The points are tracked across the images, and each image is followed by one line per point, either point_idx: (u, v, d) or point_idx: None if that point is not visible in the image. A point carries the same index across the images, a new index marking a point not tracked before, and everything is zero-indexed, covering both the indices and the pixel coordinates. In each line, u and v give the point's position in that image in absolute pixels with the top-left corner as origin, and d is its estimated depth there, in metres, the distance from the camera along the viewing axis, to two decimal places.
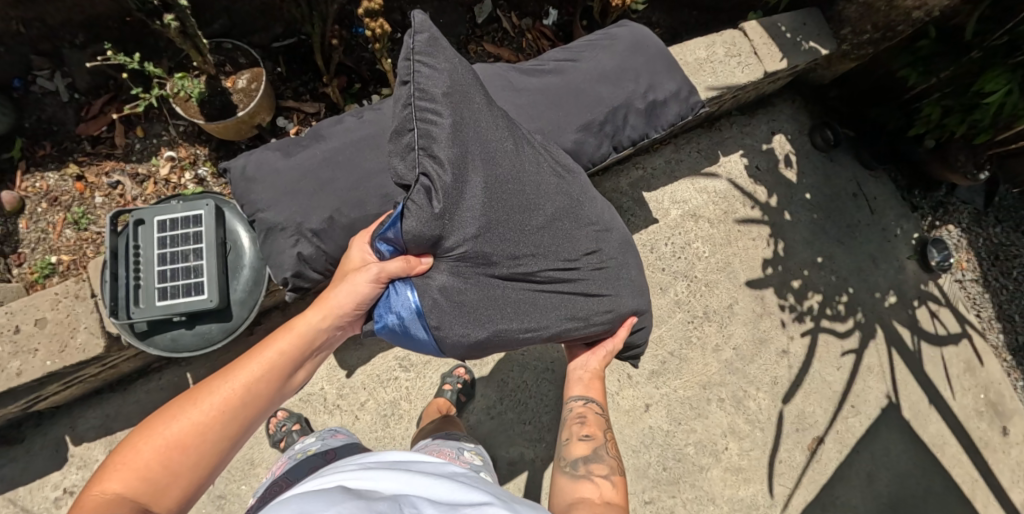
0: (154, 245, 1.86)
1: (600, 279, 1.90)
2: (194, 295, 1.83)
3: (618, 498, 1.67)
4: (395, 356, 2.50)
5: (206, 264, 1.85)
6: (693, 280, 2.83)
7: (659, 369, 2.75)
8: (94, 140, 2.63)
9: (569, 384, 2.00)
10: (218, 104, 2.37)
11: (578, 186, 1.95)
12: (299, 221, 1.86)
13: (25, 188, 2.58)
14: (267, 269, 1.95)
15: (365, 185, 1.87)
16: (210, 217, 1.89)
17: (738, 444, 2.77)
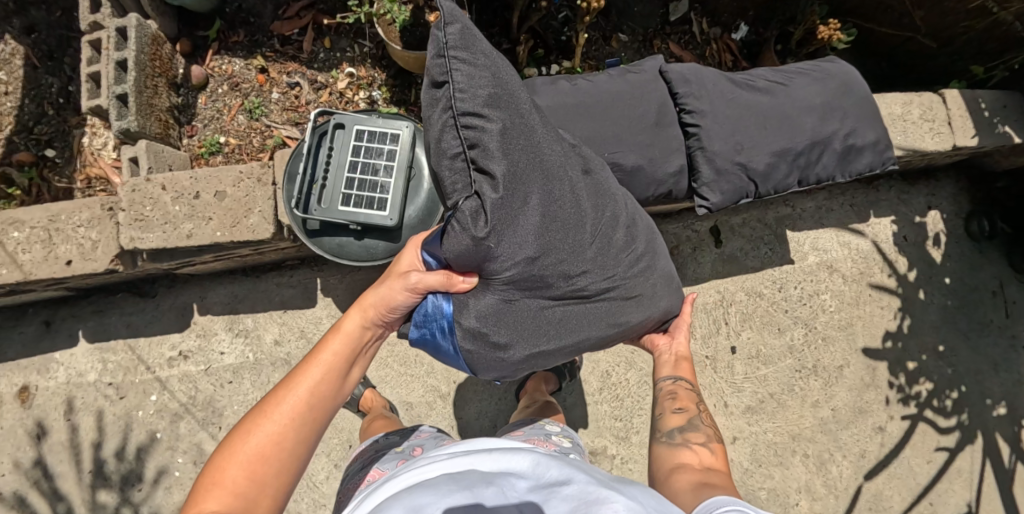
0: (349, 151, 1.93)
1: (645, 287, 1.80)
2: (375, 210, 1.90)
3: (720, 466, 1.70)
4: None
5: (393, 185, 1.91)
6: (811, 330, 2.76)
7: (755, 406, 2.70)
8: (284, 39, 2.72)
9: (661, 365, 1.97)
10: (418, 36, 2.42)
11: (624, 196, 1.82)
12: None
13: (213, 67, 2.71)
14: (441, 205, 2.01)
15: None
16: (407, 141, 1.95)
17: (809, 505, 2.70)
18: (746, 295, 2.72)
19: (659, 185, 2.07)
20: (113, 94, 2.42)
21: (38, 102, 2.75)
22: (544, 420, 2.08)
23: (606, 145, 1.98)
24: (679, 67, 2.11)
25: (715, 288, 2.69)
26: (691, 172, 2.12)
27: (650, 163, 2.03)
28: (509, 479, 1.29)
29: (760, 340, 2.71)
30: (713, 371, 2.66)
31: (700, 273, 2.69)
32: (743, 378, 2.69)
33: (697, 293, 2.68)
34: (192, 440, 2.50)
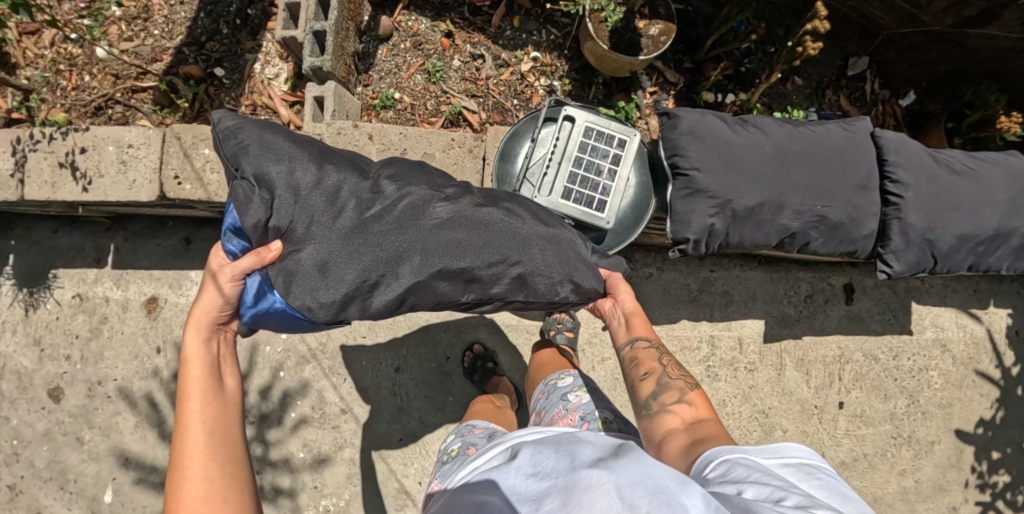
0: (577, 147, 2.09)
1: (490, 220, 1.74)
2: (593, 210, 2.06)
3: (702, 418, 1.65)
4: None
5: (613, 188, 2.08)
6: (913, 403, 2.77)
7: (848, 462, 2.71)
8: (475, 9, 2.74)
9: (622, 335, 1.93)
10: (628, 39, 2.52)
11: (441, 174, 1.86)
12: (730, 197, 2.02)
13: (399, 22, 2.72)
14: (643, 216, 2.17)
15: (790, 194, 2.05)
16: (632, 149, 2.12)
17: None
18: (863, 356, 2.74)
19: (849, 244, 2.17)
20: (310, 29, 2.47)
21: (213, 18, 2.70)
22: (561, 375, 2.16)
23: (820, 196, 2.08)
24: (891, 136, 2.21)
25: (837, 343, 2.73)
26: (881, 237, 2.21)
27: (852, 220, 2.13)
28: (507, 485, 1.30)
29: (865, 400, 2.73)
30: (818, 421, 2.69)
31: (828, 324, 2.73)
32: (843, 434, 2.71)
33: (820, 344, 2.71)
34: (312, 386, 2.52)
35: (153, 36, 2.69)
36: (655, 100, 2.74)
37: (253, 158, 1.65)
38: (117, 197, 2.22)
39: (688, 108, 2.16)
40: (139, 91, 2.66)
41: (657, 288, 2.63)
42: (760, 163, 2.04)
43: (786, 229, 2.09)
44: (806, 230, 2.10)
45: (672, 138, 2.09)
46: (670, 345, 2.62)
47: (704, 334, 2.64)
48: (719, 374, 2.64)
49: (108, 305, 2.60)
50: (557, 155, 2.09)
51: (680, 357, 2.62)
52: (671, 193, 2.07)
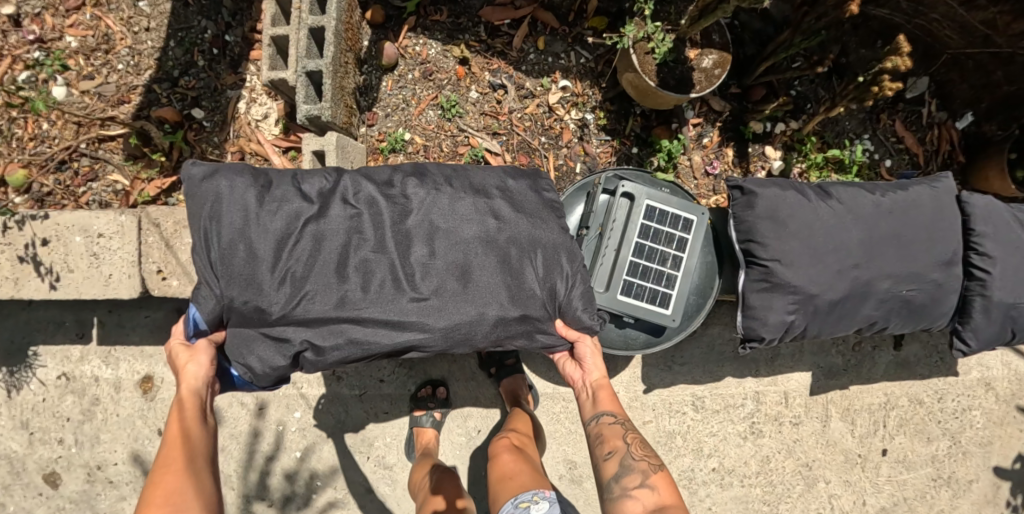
0: (638, 230, 1.81)
1: (404, 307, 1.63)
2: (658, 306, 1.82)
3: (663, 504, 1.60)
4: (693, 393, 2.41)
5: (679, 279, 1.83)
6: (954, 444, 2.67)
7: (889, 507, 2.63)
8: (492, 30, 2.36)
9: (588, 406, 1.81)
10: (678, 74, 2.20)
11: (380, 233, 1.66)
12: (810, 292, 1.79)
13: (405, 47, 2.34)
14: (707, 303, 1.95)
15: (876, 283, 1.83)
16: (699, 230, 1.85)
17: None
18: (908, 401, 2.62)
19: (931, 324, 1.96)
20: (303, 69, 2.07)
21: (186, 48, 2.30)
22: (533, 496, 1.77)
23: (905, 281, 1.86)
24: (979, 200, 1.97)
25: (883, 390, 2.60)
26: (959, 312, 2.01)
27: (935, 302, 1.91)
28: None
29: (907, 444, 2.63)
30: (861, 470, 2.59)
31: (872, 372, 2.58)
32: (885, 480, 2.62)
33: (864, 393, 2.58)
34: (331, 466, 2.30)
35: (117, 73, 2.29)
36: (699, 134, 2.42)
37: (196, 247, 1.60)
38: (94, 294, 1.89)
39: (761, 177, 1.89)
40: (107, 140, 2.28)
41: (700, 345, 2.42)
42: (847, 249, 1.80)
43: (867, 319, 1.88)
44: (886, 317, 1.89)
45: (747, 219, 1.83)
46: (713, 404, 2.43)
47: (749, 391, 2.46)
48: (763, 431, 2.48)
49: (98, 385, 2.35)
50: (615, 240, 1.82)
51: (724, 416, 2.45)
52: (744, 283, 1.86)
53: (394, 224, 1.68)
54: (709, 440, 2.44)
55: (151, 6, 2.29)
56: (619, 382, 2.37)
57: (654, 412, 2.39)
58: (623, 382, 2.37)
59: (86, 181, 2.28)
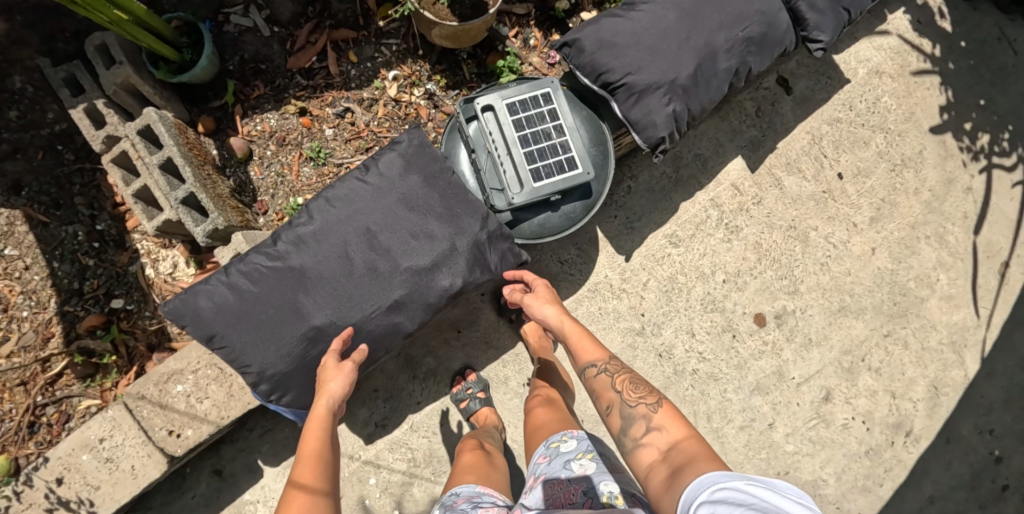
0: (512, 127, 1.89)
1: (414, 303, 1.73)
2: (569, 172, 1.89)
3: (675, 441, 1.61)
4: (665, 234, 2.56)
5: (571, 140, 1.92)
6: (885, 134, 2.93)
7: (877, 215, 2.88)
8: (307, 72, 2.50)
9: (574, 361, 1.92)
10: (471, 3, 2.39)
11: (337, 299, 1.69)
12: (670, 78, 1.94)
13: (247, 133, 2.45)
14: (608, 148, 2.02)
15: (714, 39, 1.95)
16: (559, 96, 1.95)
17: (947, 275, 2.97)
18: (829, 125, 2.85)
19: (783, 44, 2.08)
20: (177, 200, 2.15)
21: (70, 258, 2.34)
22: (561, 436, 1.89)
23: (736, 23, 1.98)
24: None
25: (806, 130, 2.81)
26: (797, 23, 2.23)
27: (772, 25, 2.02)
28: None
29: (853, 158, 2.86)
30: (834, 202, 2.81)
31: (786, 123, 2.79)
32: (857, 196, 2.85)
33: (792, 142, 2.78)
34: (429, 501, 2.32)
35: (26, 320, 2.30)
36: (523, 40, 2.61)
37: (234, 365, 1.72)
38: (131, 492, 1.92)
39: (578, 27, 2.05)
40: (56, 379, 2.29)
41: (643, 194, 2.56)
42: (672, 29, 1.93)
43: (729, 72, 2.00)
44: (744, 60, 2.00)
45: (586, 62, 1.99)
46: (687, 232, 2.58)
47: (706, 203, 2.62)
48: (740, 225, 2.65)
49: None
50: (501, 145, 1.88)
51: (702, 233, 2.60)
52: (620, 109, 1.99)
53: (346, 287, 1.70)
54: (704, 262, 2.59)
55: (15, 247, 2.29)
56: (602, 266, 2.50)
57: (646, 269, 2.53)
58: (604, 265, 2.49)
59: (63, 424, 2.29)
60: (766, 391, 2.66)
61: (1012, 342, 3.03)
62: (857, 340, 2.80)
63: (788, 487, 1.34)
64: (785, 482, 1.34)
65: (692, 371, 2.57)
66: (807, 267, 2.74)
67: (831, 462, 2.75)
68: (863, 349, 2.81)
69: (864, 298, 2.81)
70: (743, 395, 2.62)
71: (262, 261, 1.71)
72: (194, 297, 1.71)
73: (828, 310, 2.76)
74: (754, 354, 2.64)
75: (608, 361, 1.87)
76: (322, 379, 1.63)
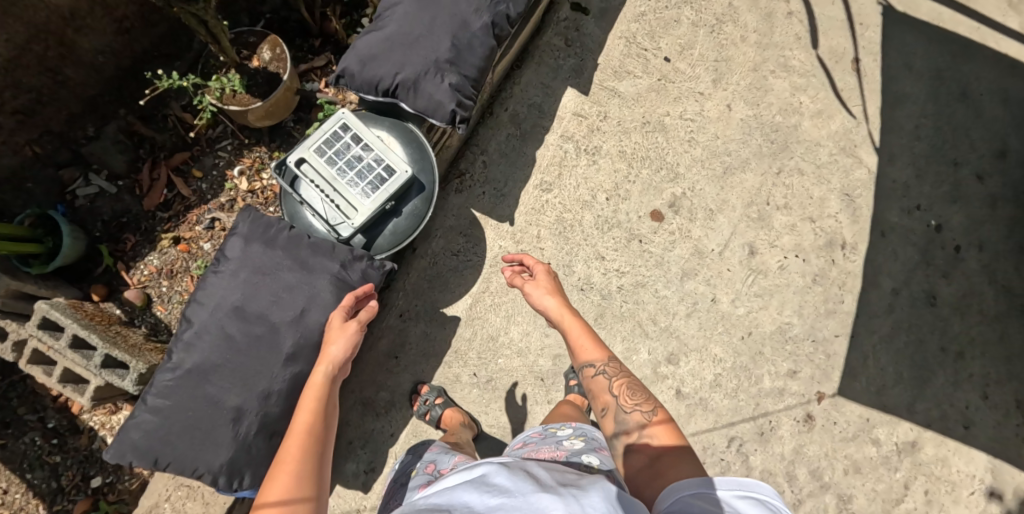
0: (326, 167, 2.04)
1: (305, 349, 1.86)
2: (391, 179, 2.04)
3: (667, 450, 1.63)
4: (535, 185, 2.70)
5: (381, 151, 2.07)
6: (689, 5, 3.10)
7: (718, 76, 3.04)
8: (165, 205, 2.66)
9: (572, 357, 1.95)
10: (264, 79, 2.52)
11: (240, 377, 1.82)
12: (434, 59, 2.03)
13: (138, 282, 2.61)
14: (421, 138, 2.16)
15: (458, 9, 2.07)
16: (355, 120, 2.10)
17: (807, 95, 3.13)
18: (638, 22, 3.01)
19: None
20: (96, 366, 2.27)
21: (38, 464, 2.48)
22: (560, 425, 2.01)
23: None
24: None
25: (619, 37, 2.97)
26: None
27: None
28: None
29: (671, 39, 3.03)
30: (673, 84, 2.96)
31: (596, 38, 2.94)
32: (693, 68, 3.02)
33: (611, 52, 2.94)
34: None
35: None
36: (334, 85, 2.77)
37: (186, 475, 1.83)
38: None
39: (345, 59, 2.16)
40: None
41: (499, 161, 2.71)
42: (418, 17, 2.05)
43: (487, 29, 2.09)
44: (495, 12, 2.11)
45: (361, 82, 2.07)
46: (554, 174, 2.73)
47: (559, 141, 2.77)
48: (599, 145, 2.80)
49: None
50: (324, 187, 2.04)
51: (568, 168, 2.74)
52: (408, 106, 2.07)
53: (245, 364, 1.83)
54: (582, 191, 2.73)
55: None
56: (493, 240, 2.63)
57: (532, 223, 2.66)
58: (495, 237, 2.63)
59: None
60: (694, 273, 2.78)
61: (894, 124, 3.21)
62: (753, 189, 2.94)
63: (772, 496, 1.41)
64: (769, 489, 1.41)
65: (619, 289, 2.70)
66: (676, 151, 2.87)
67: (785, 304, 2.89)
68: (764, 195, 2.95)
69: (741, 151, 2.97)
70: (675, 287, 2.75)
71: (169, 378, 1.85)
72: (125, 435, 1.84)
73: (714, 177, 2.90)
74: (667, 247, 2.77)
75: (606, 362, 1.89)
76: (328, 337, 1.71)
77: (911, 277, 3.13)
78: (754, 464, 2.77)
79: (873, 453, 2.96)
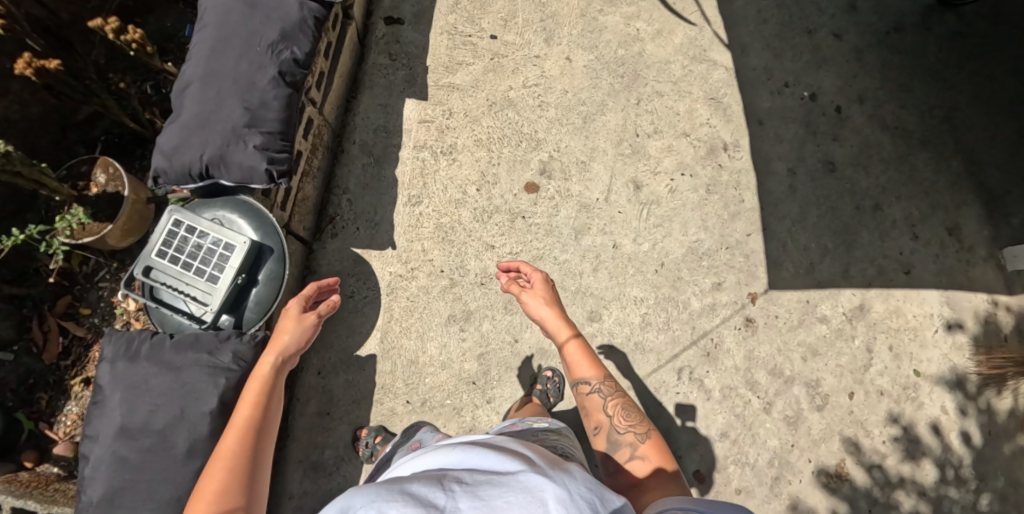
0: (171, 267, 2.06)
1: (201, 442, 1.87)
2: (235, 254, 2.06)
3: (654, 471, 1.85)
4: (404, 203, 2.71)
5: (217, 232, 2.08)
6: None
7: (548, 34, 3.06)
8: (66, 353, 2.67)
9: (569, 373, 2.12)
10: (108, 203, 2.53)
11: (148, 492, 1.83)
12: (231, 128, 2.04)
13: (65, 434, 2.61)
14: (256, 204, 2.17)
15: (242, 74, 2.10)
16: (185, 212, 2.12)
17: (641, 21, 3.16)
18: (454, 11, 3.03)
19: (303, 24, 2.22)
20: None
21: None
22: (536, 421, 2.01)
23: (250, 49, 2.14)
24: None
25: (441, 33, 2.99)
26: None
27: (280, 24, 2.19)
28: (485, 485, 1.27)
29: (491, 17, 3.04)
30: (507, 58, 2.98)
31: (418, 44, 2.96)
32: (523, 36, 3.03)
33: (437, 51, 2.96)
34: None
35: None
36: None
37: None
38: None
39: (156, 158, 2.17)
40: None
41: (363, 193, 2.72)
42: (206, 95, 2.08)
43: (277, 82, 2.12)
44: (280, 64, 2.15)
45: (173, 174, 2.08)
46: (419, 185, 2.74)
47: (414, 151, 2.78)
48: (454, 142, 2.80)
49: None
50: (176, 286, 2.06)
51: (432, 174, 2.75)
52: (226, 182, 2.08)
53: (148, 477, 1.84)
54: (451, 191, 2.74)
55: None
56: (382, 268, 2.63)
57: (414, 239, 2.66)
58: (382, 266, 2.63)
59: None
60: (587, 228, 2.79)
61: (734, 17, 3.27)
62: (619, 127, 2.95)
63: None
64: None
65: None
66: (530, 119, 2.88)
67: (688, 223, 2.90)
68: (630, 129, 2.96)
69: (594, 96, 2.98)
70: (573, 247, 2.75)
71: None
72: None
73: (576, 130, 2.91)
74: (552, 213, 2.77)
75: (602, 380, 2.07)
76: (282, 328, 1.95)
77: (802, 153, 3.16)
78: (710, 386, 2.79)
79: (824, 330, 2.98)
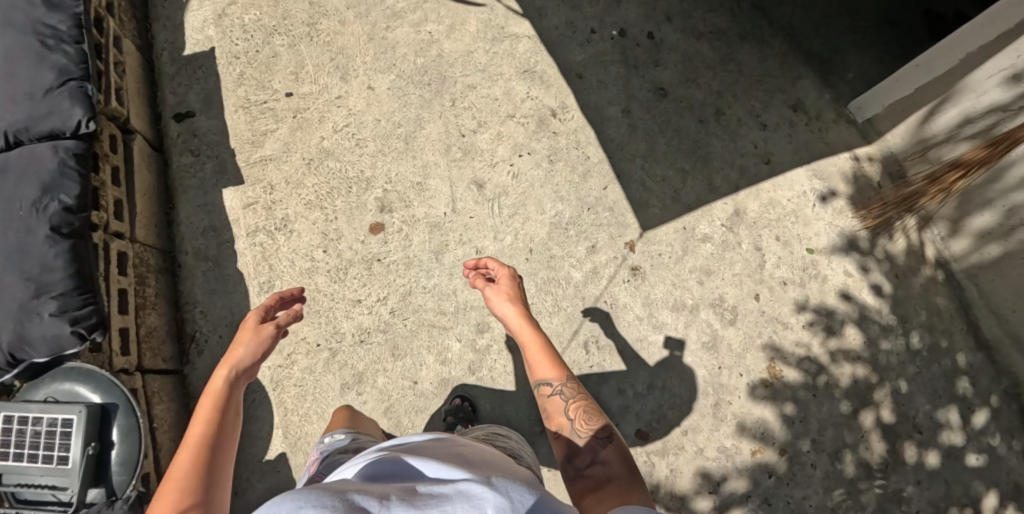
0: (19, 466, 1.97)
1: None
2: (76, 429, 1.97)
3: (617, 477, 1.67)
4: (256, 293, 2.62)
5: (51, 413, 1.98)
6: (276, 34, 3.01)
7: (343, 70, 2.98)
8: None
9: (529, 374, 1.92)
10: None
11: None
12: (19, 306, 1.94)
13: None
14: (84, 366, 2.06)
15: (9, 244, 1.99)
16: (13, 404, 2.02)
17: (430, 21, 3.10)
18: (241, 83, 2.93)
19: (62, 167, 2.12)
20: None
21: None
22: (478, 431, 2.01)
23: (10, 215, 2.02)
24: None
25: (235, 109, 2.88)
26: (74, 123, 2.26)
27: (34, 176, 2.07)
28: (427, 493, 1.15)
29: (281, 75, 2.95)
30: (309, 110, 2.89)
31: (217, 129, 2.85)
32: (318, 81, 2.95)
33: (237, 129, 2.85)
34: None
35: None
36: None
37: None
38: None
39: None
40: None
41: (213, 300, 2.61)
42: None
43: (50, 238, 2.01)
44: (49, 219, 2.03)
45: None
46: (264, 270, 2.66)
47: (249, 238, 2.69)
48: (285, 214, 2.73)
49: None
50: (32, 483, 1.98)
51: (274, 255, 2.67)
52: (39, 358, 2.00)
53: None
54: (299, 262, 2.67)
55: None
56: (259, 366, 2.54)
57: None
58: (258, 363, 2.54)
59: None
60: (446, 245, 2.74)
61: None
62: (442, 136, 2.91)
63: None
64: None
65: (394, 311, 2.63)
66: (353, 161, 2.82)
67: (541, 201, 2.89)
68: (453, 133, 2.92)
69: (409, 113, 2.93)
70: (438, 269, 2.70)
71: None
72: None
73: (401, 155, 2.85)
74: (406, 244, 2.72)
75: (563, 382, 1.86)
76: (238, 339, 1.75)
77: (629, 89, 3.16)
78: (619, 346, 2.81)
79: (710, 247, 2.99)
